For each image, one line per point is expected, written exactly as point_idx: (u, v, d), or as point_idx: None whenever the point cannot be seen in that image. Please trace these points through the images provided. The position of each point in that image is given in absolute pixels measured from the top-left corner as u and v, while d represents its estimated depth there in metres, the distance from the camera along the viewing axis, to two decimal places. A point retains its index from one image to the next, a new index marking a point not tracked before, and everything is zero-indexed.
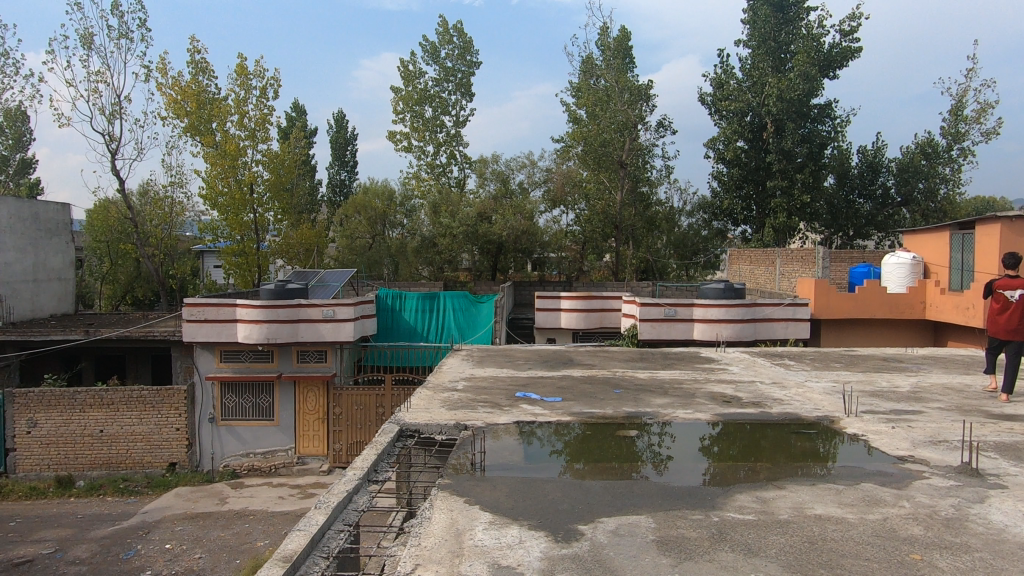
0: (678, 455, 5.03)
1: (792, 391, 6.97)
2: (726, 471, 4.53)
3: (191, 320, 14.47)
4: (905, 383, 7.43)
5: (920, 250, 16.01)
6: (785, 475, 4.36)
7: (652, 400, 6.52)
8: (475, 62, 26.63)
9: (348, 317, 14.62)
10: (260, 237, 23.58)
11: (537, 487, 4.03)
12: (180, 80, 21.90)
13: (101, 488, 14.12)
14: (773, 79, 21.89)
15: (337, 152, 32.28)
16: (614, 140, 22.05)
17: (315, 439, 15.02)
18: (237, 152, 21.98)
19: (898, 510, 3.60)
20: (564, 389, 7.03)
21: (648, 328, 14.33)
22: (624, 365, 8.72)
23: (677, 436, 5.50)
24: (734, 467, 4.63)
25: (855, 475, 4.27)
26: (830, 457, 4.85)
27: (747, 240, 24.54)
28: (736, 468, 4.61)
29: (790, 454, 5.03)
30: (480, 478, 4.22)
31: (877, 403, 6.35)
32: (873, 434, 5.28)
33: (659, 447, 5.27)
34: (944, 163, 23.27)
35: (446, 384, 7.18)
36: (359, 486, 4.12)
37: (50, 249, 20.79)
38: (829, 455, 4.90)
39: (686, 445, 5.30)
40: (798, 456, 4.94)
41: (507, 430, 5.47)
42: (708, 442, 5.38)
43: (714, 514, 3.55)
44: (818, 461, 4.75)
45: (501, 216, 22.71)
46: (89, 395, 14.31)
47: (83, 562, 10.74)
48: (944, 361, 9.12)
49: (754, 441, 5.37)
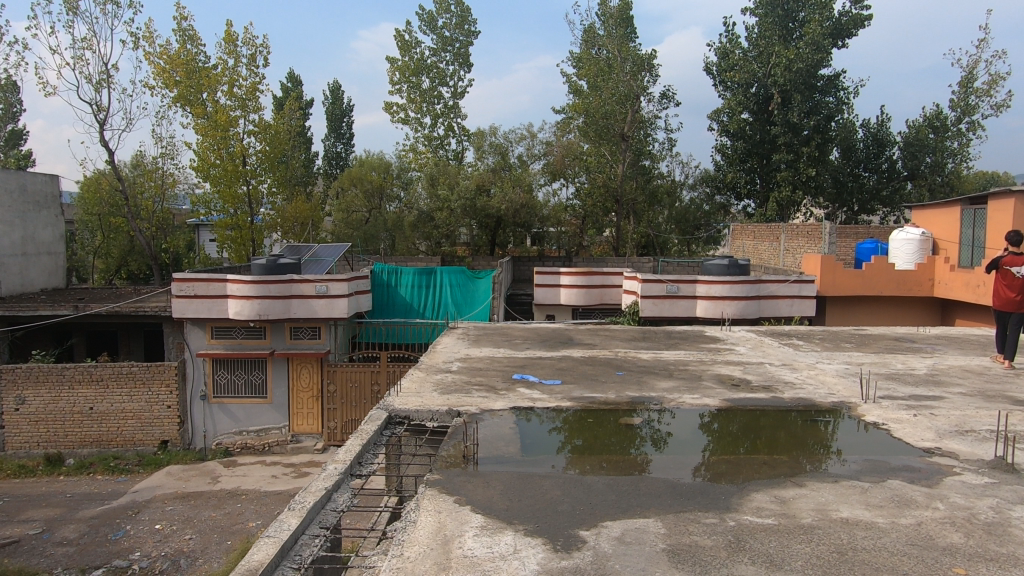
0: (675, 436, 4.81)
1: (804, 373, 6.63)
2: (733, 459, 4.23)
3: (180, 296, 14.06)
4: (921, 365, 7.09)
5: (929, 225, 15.61)
6: (805, 470, 4.00)
7: (657, 383, 6.17)
8: (474, 30, 25.92)
9: (342, 293, 14.24)
10: (254, 211, 23.06)
11: (533, 485, 3.68)
12: (168, 48, 21.29)
13: (90, 466, 13.86)
14: (782, 49, 21.27)
15: (333, 123, 31.66)
16: (616, 113, 21.35)
17: (309, 417, 14.76)
18: (228, 122, 21.40)
19: (933, 513, 3.25)
20: (563, 371, 6.69)
21: (649, 305, 14.03)
22: (626, 345, 8.37)
23: (674, 415, 5.28)
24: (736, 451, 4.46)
25: (881, 471, 3.91)
26: (829, 437, 4.75)
27: (750, 215, 24.15)
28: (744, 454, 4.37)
29: (789, 434, 4.86)
30: (474, 474, 3.85)
31: (894, 388, 6.00)
32: (893, 423, 4.94)
33: (658, 424, 5.10)
34: (952, 137, 22.72)
35: (440, 365, 6.85)
36: (340, 481, 3.75)
37: (39, 222, 20.31)
38: (827, 436, 4.79)
39: (685, 423, 5.10)
40: (801, 438, 4.76)
41: (503, 414, 5.14)
42: (708, 420, 5.16)
43: (729, 518, 3.21)
44: (820, 443, 4.64)
45: (500, 189, 22.13)
46: (77, 371, 13.96)
47: (70, 543, 10.48)
48: (959, 342, 8.74)
49: (755, 420, 5.16)
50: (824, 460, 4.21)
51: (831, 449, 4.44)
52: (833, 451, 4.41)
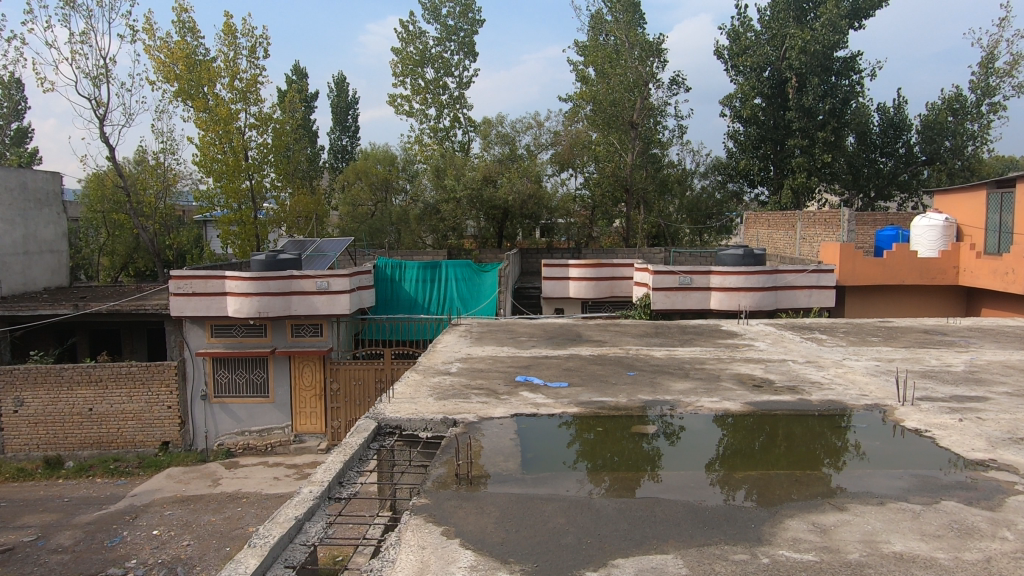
0: (692, 445, 4.36)
1: (832, 372, 6.12)
2: (753, 464, 4.01)
3: (178, 293, 13.70)
4: (958, 361, 6.55)
5: (953, 211, 14.98)
6: (830, 469, 3.88)
7: (673, 385, 5.68)
8: (478, 19, 25.34)
9: (343, 289, 13.86)
10: (258, 206, 22.63)
11: (533, 511, 3.21)
12: (169, 41, 20.90)
13: (90, 468, 13.57)
14: (796, 31, 20.59)
15: (338, 116, 31.20)
16: (625, 100, 20.76)
17: (312, 416, 14.40)
18: (230, 116, 21.05)
19: (1001, 546, 2.77)
20: (570, 372, 6.22)
21: (661, 298, 13.50)
22: (638, 341, 7.88)
23: (688, 420, 4.83)
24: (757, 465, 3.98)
25: (930, 488, 3.41)
26: (851, 433, 4.55)
27: (763, 204, 23.47)
28: (763, 458, 4.15)
29: (810, 433, 4.60)
30: (468, 497, 3.38)
31: (933, 388, 5.48)
32: (938, 429, 4.43)
33: (673, 427, 4.71)
34: (972, 119, 21.92)
35: (439, 367, 6.41)
36: (314, 508, 3.30)
37: (40, 220, 20.00)
38: (857, 441, 4.39)
39: (699, 429, 4.66)
40: (831, 446, 4.34)
41: (503, 422, 4.69)
42: (726, 427, 4.71)
43: (761, 553, 2.74)
44: (842, 440, 4.45)
45: (507, 180, 21.61)
46: (76, 372, 13.64)
47: (65, 550, 10.17)
48: (994, 334, 8.20)
49: (780, 426, 4.67)
50: (847, 457, 4.10)
51: (852, 446, 4.29)
52: (852, 445, 4.32)
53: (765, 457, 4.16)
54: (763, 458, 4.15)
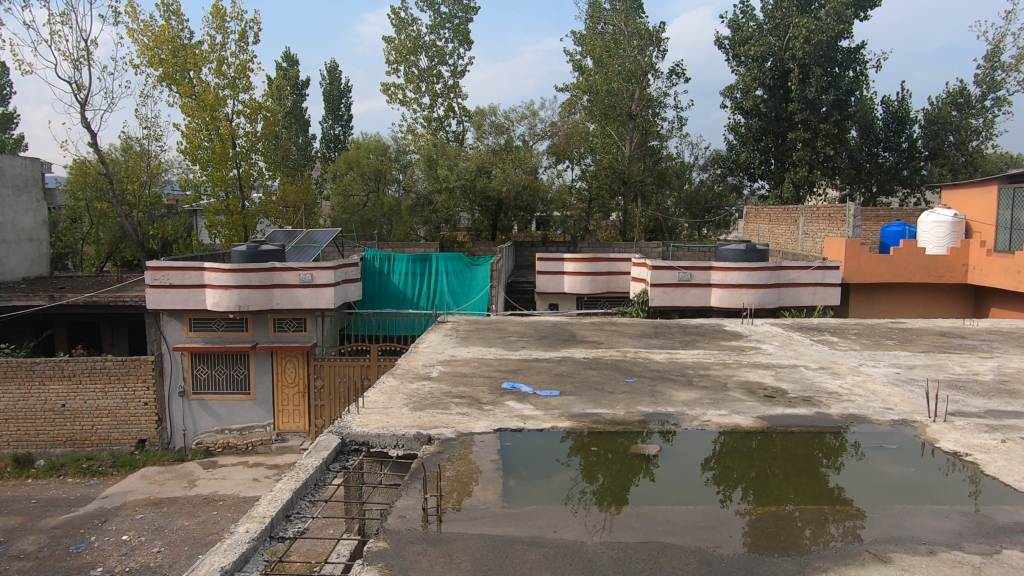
0: (694, 469, 3.79)
1: (851, 380, 5.57)
2: (764, 480, 3.59)
3: (155, 285, 13.11)
4: (985, 369, 6.00)
5: (961, 207, 14.44)
6: (857, 501, 3.34)
7: (676, 395, 5.12)
8: (473, 6, 24.67)
9: (327, 282, 13.23)
10: (245, 195, 21.85)
11: (512, 561, 2.66)
12: (152, 25, 20.11)
13: (62, 468, 12.98)
14: (801, 19, 19.97)
15: (331, 104, 30.49)
16: (623, 90, 20.11)
17: (295, 415, 13.81)
18: (217, 102, 20.32)
19: None
20: (562, 378, 5.65)
21: (660, 294, 12.95)
22: (635, 343, 7.32)
23: (691, 437, 4.26)
24: (772, 492, 3.46)
25: (986, 533, 2.88)
26: (874, 454, 4.01)
27: (763, 198, 22.90)
28: (772, 474, 3.70)
29: (827, 451, 4.05)
30: (434, 540, 2.83)
31: (965, 401, 4.92)
32: (979, 452, 3.89)
33: (673, 445, 4.15)
34: (976, 114, 21.41)
35: (418, 371, 5.83)
36: (247, 555, 2.73)
37: (18, 208, 19.27)
38: (883, 464, 3.84)
39: (701, 448, 4.10)
40: (852, 469, 3.80)
41: (484, 439, 4.11)
42: (731, 441, 4.18)
43: None
44: (861, 460, 3.93)
45: (501, 170, 21.05)
46: (47, 367, 12.99)
47: (28, 557, 9.60)
48: (1016, 338, 7.67)
49: (794, 445, 4.12)
50: (873, 485, 3.56)
51: (878, 471, 3.74)
52: (879, 470, 3.77)
53: (768, 466, 3.81)
54: (769, 470, 3.77)
